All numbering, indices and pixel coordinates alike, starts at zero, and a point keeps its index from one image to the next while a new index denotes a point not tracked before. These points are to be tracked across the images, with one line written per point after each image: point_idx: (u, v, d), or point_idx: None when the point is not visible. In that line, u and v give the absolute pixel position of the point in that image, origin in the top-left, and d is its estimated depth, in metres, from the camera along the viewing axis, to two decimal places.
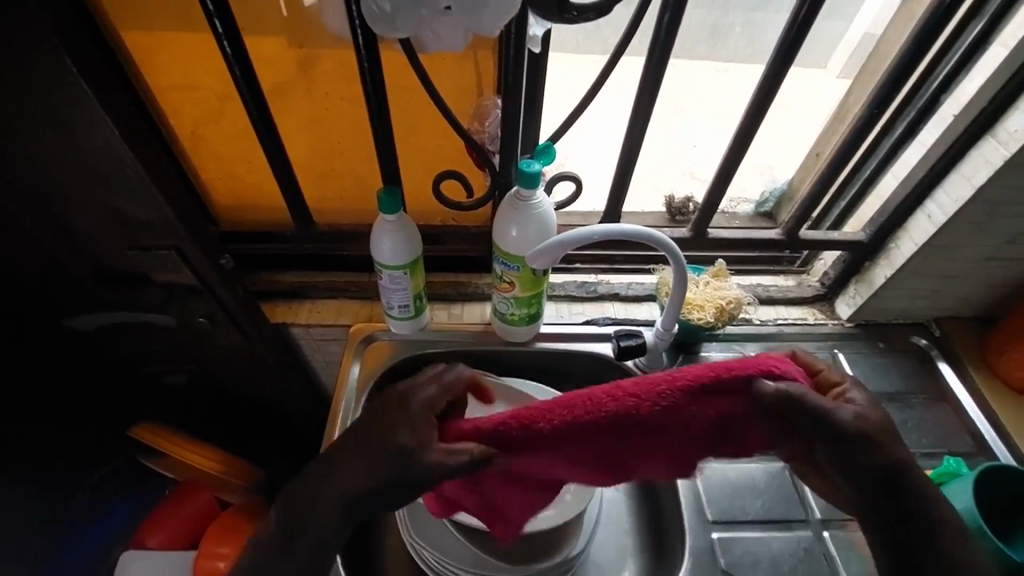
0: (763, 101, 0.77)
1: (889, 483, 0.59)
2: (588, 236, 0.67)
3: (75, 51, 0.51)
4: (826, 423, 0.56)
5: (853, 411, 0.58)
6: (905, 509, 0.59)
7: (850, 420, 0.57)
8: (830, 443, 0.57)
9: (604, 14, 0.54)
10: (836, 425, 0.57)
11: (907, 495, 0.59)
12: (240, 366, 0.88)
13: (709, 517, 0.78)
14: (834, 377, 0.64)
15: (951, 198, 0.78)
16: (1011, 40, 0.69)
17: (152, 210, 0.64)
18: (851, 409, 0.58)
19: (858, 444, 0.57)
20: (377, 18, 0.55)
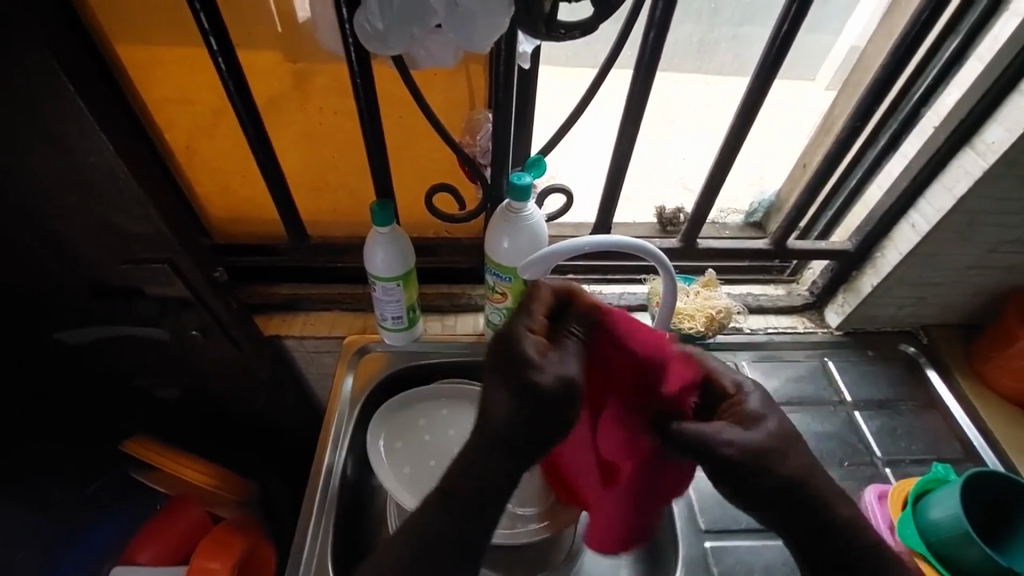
0: (748, 114, 0.79)
1: (789, 497, 0.52)
2: (579, 247, 0.68)
3: (70, 69, 0.52)
4: (697, 450, 0.52)
5: (735, 433, 0.52)
6: (816, 521, 0.53)
7: (739, 447, 0.51)
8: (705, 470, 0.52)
9: (590, 34, 0.56)
10: (711, 455, 0.51)
11: (813, 507, 0.53)
12: (233, 379, 0.88)
13: (702, 526, 0.79)
14: (732, 385, 0.58)
15: (934, 208, 0.80)
16: (986, 55, 0.72)
17: (145, 224, 0.64)
18: (741, 435, 0.52)
19: (741, 473, 0.51)
20: (370, 36, 0.57)
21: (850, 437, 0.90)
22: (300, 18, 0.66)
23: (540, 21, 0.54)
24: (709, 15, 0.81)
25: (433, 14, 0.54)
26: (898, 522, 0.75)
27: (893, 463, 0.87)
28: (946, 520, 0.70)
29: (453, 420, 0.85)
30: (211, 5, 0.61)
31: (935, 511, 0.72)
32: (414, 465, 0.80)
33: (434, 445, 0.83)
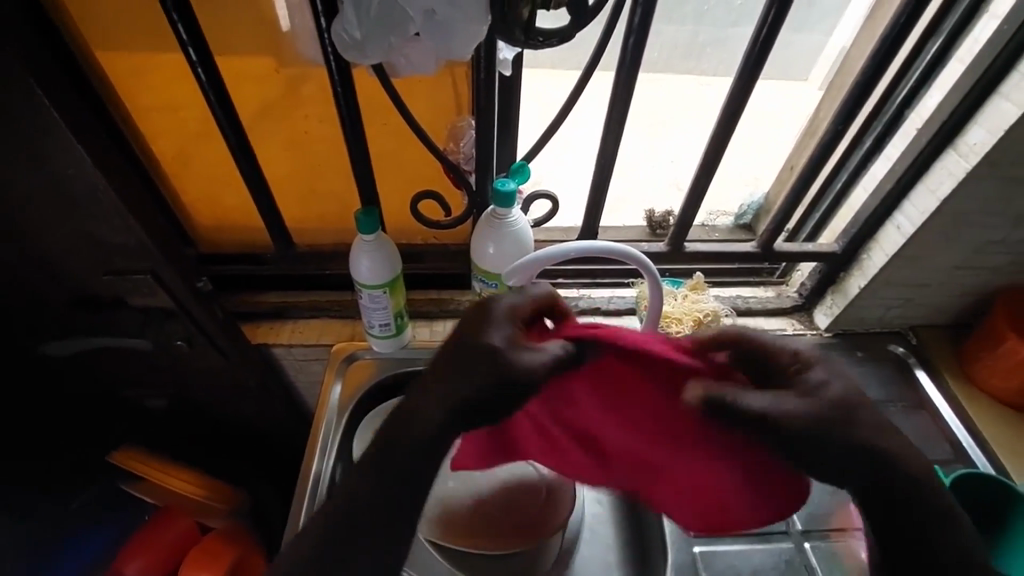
0: (731, 116, 0.79)
1: (861, 454, 0.53)
2: (564, 253, 0.67)
3: (45, 80, 0.52)
4: (758, 422, 0.51)
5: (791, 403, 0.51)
6: (880, 472, 0.54)
7: (797, 414, 0.51)
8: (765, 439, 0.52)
9: (568, 41, 0.56)
10: (773, 426, 0.50)
11: (881, 457, 0.54)
12: (221, 388, 0.88)
13: (691, 531, 0.78)
14: (790, 356, 0.55)
15: (918, 210, 0.80)
16: (966, 57, 0.72)
17: (126, 235, 0.64)
18: (800, 402, 0.51)
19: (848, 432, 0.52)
20: (348, 46, 0.57)
21: None
22: (281, 27, 0.66)
23: (518, 27, 0.53)
24: (694, 18, 0.82)
25: (411, 22, 0.54)
26: None
27: None
28: None
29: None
30: (190, 15, 0.61)
31: None
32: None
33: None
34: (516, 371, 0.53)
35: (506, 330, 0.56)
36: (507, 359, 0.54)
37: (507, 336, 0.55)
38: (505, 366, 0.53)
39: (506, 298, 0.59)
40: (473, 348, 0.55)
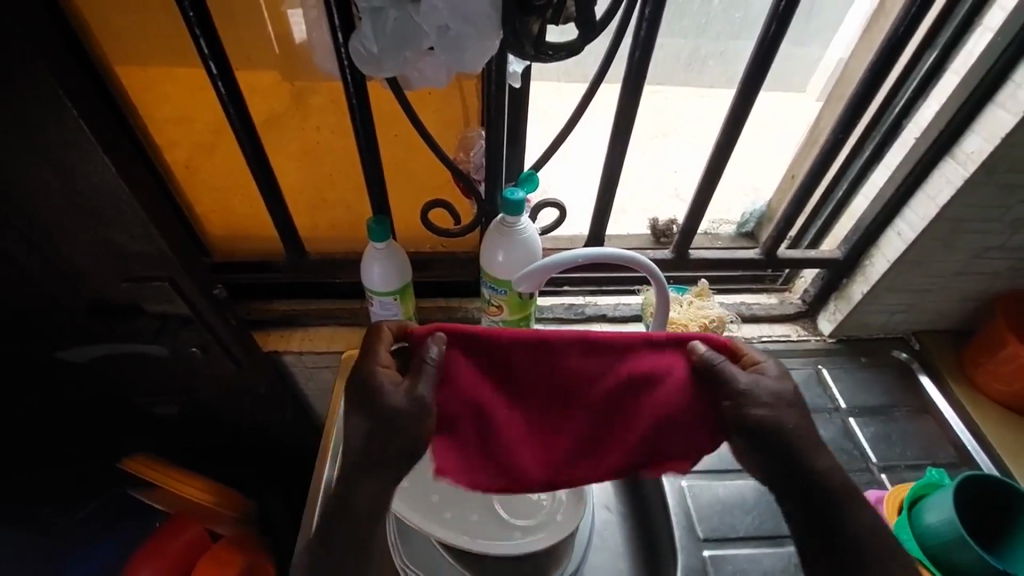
0: (735, 123, 0.80)
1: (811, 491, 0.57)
2: (573, 260, 0.69)
3: (74, 93, 0.54)
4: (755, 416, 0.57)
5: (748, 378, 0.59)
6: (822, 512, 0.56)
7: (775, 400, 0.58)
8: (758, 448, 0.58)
9: (577, 55, 0.57)
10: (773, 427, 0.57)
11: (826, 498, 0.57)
12: (232, 395, 0.89)
13: (700, 535, 0.80)
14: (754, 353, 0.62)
15: (919, 216, 0.82)
16: (962, 69, 0.74)
17: (147, 243, 0.66)
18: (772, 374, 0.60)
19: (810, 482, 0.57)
20: (365, 60, 0.59)
21: (845, 443, 0.90)
22: (297, 39, 0.68)
23: (529, 41, 0.55)
24: (697, 32, 0.84)
25: (425, 37, 0.56)
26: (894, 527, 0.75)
27: (890, 468, 0.88)
28: (942, 525, 0.70)
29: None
30: (212, 30, 0.63)
31: (932, 515, 0.71)
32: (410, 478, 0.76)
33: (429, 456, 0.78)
34: (394, 412, 0.56)
35: (380, 381, 0.57)
36: (389, 402, 0.56)
37: (389, 382, 0.57)
38: (389, 409, 0.56)
39: (368, 357, 0.60)
40: (355, 382, 0.59)
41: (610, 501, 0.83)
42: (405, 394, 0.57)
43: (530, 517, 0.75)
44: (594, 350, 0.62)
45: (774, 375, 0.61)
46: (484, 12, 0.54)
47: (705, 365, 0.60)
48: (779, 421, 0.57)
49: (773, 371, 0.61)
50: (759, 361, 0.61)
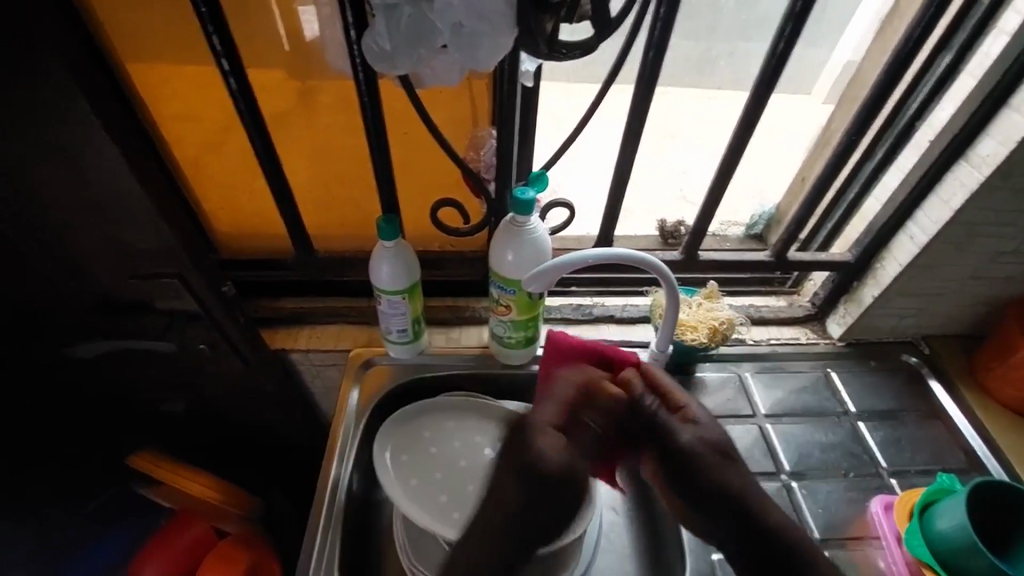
0: (748, 126, 0.79)
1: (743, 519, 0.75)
2: (583, 260, 0.69)
3: (88, 89, 0.53)
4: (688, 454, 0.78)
5: (689, 432, 0.79)
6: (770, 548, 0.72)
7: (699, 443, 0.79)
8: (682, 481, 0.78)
9: (591, 54, 0.57)
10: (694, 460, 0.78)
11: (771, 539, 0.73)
12: (240, 393, 0.89)
13: (709, 537, 0.77)
14: (682, 399, 0.81)
15: (932, 219, 0.81)
16: (977, 71, 0.73)
17: (157, 240, 0.66)
18: (693, 431, 0.79)
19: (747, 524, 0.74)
20: (377, 57, 0.59)
21: (854, 448, 0.89)
22: (308, 37, 0.68)
23: (543, 40, 0.55)
24: (709, 34, 0.83)
25: (439, 35, 0.56)
26: (906, 533, 0.76)
27: (900, 473, 0.87)
28: (953, 530, 0.70)
29: (461, 434, 0.86)
30: (224, 26, 0.63)
31: (944, 521, 0.71)
32: (420, 477, 0.81)
33: (440, 458, 0.84)
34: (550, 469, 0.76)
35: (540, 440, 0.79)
36: (547, 462, 0.77)
37: (548, 442, 0.78)
38: (546, 472, 0.76)
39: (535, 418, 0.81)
40: (518, 434, 0.82)
41: (617, 504, 0.87)
42: (560, 455, 0.77)
43: None
44: (586, 390, 0.82)
45: (701, 421, 0.80)
46: (499, 9, 0.54)
47: (636, 398, 0.80)
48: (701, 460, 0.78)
49: (696, 412, 0.81)
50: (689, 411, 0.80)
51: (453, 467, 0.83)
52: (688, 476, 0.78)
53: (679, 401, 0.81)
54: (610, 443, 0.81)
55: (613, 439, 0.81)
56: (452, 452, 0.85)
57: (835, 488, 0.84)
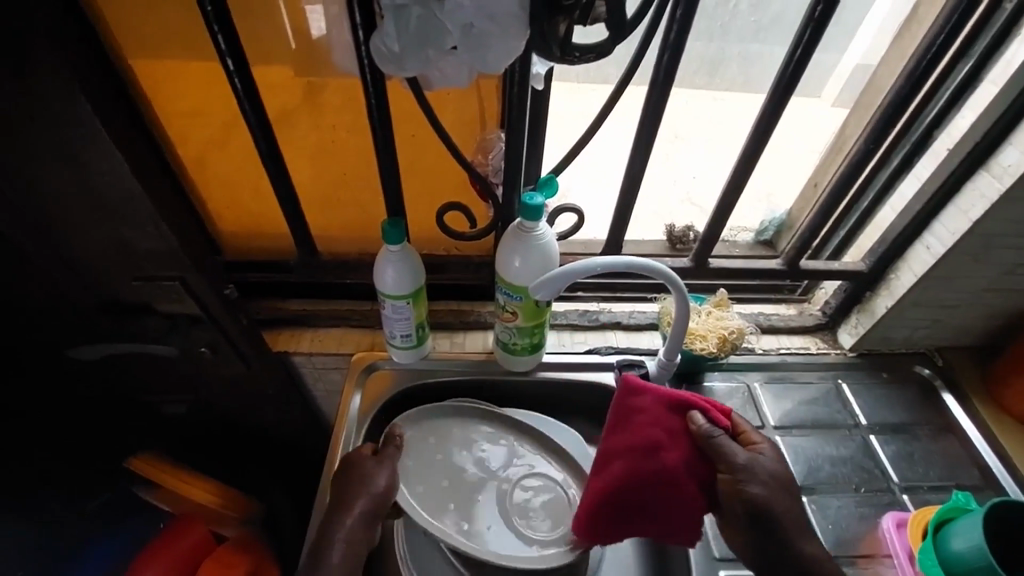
0: (763, 131, 0.77)
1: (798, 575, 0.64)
2: (592, 267, 0.68)
3: (88, 89, 0.52)
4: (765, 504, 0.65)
5: (766, 462, 0.68)
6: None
7: (780, 471, 0.68)
8: (750, 520, 0.66)
9: (606, 57, 0.55)
10: (773, 509, 0.65)
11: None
12: (241, 395, 0.88)
13: (716, 554, 0.76)
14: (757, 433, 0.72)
15: (949, 230, 0.79)
16: (1000, 79, 0.71)
17: (158, 242, 0.64)
18: (774, 462, 0.69)
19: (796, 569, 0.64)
20: (386, 59, 0.57)
21: (866, 462, 0.87)
22: (315, 36, 0.67)
23: (556, 42, 0.54)
24: (725, 35, 0.81)
25: (448, 35, 0.54)
26: (919, 553, 0.73)
27: (912, 489, 0.85)
28: (969, 552, 0.67)
29: (463, 438, 0.86)
30: (230, 25, 0.61)
31: (958, 541, 0.69)
32: (427, 483, 0.80)
33: (445, 465, 0.83)
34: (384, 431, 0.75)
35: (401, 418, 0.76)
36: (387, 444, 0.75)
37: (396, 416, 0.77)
38: (603, 505, 0.72)
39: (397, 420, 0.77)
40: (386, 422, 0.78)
41: None
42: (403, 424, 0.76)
43: (550, 529, 0.79)
44: (663, 423, 0.71)
45: (770, 456, 0.69)
46: (511, 11, 0.52)
47: (702, 437, 0.69)
48: (773, 505, 0.65)
49: (770, 453, 0.69)
50: (756, 441, 0.71)
51: (458, 473, 0.83)
52: (765, 529, 0.65)
53: (740, 428, 0.72)
54: (677, 499, 0.69)
55: (694, 496, 0.68)
56: (457, 457, 0.84)
57: (844, 504, 0.83)
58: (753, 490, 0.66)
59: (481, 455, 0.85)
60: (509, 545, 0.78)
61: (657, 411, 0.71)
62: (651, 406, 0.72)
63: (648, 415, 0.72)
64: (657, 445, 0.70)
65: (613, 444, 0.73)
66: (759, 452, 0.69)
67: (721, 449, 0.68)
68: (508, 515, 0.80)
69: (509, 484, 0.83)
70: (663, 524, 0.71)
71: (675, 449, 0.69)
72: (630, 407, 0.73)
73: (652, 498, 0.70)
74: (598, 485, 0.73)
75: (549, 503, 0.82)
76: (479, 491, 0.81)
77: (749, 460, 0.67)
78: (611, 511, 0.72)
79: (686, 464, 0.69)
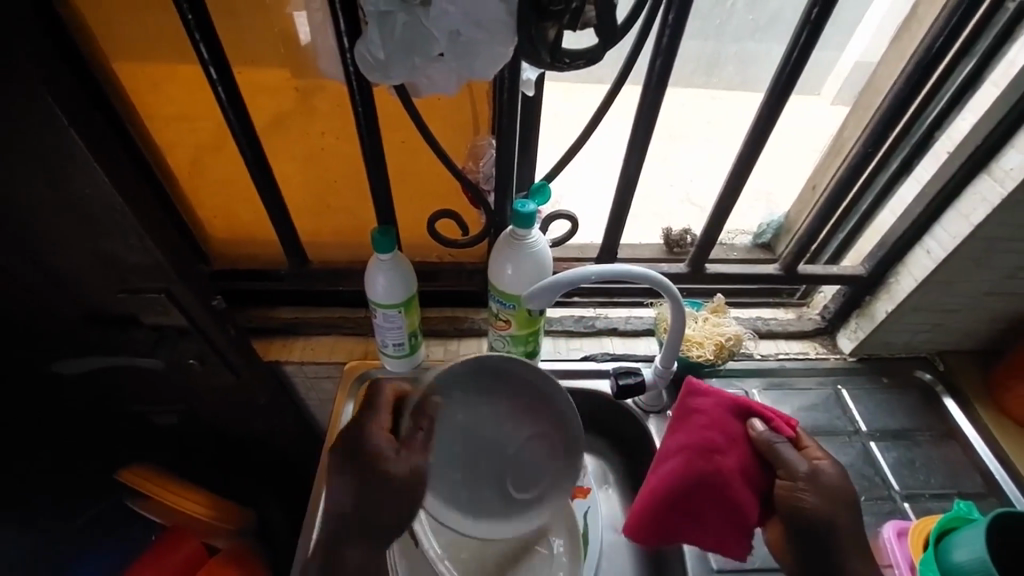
0: (760, 135, 0.76)
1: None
2: (586, 276, 0.66)
3: (66, 102, 0.51)
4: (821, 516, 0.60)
5: (826, 472, 0.62)
6: None
7: (843, 483, 0.61)
8: (800, 530, 0.60)
9: (596, 63, 0.54)
10: (832, 523, 0.60)
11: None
12: (232, 406, 0.87)
13: (714, 566, 0.74)
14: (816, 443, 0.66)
15: (949, 234, 0.78)
16: (1001, 80, 0.69)
17: (142, 255, 0.63)
18: (834, 472, 0.62)
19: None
20: (371, 67, 0.56)
21: (865, 469, 0.86)
22: (301, 41, 0.65)
23: (545, 48, 0.52)
24: (722, 34, 0.79)
25: (435, 43, 0.53)
26: (920, 563, 0.72)
27: (912, 497, 0.84)
28: (971, 564, 0.66)
29: (480, 400, 0.72)
30: (212, 33, 0.60)
31: (961, 553, 0.67)
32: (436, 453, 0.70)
33: (457, 429, 0.71)
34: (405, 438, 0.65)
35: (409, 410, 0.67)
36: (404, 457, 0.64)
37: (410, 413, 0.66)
38: (647, 507, 0.66)
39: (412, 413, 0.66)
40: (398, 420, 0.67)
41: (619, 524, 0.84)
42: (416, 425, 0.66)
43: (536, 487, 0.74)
44: (725, 426, 0.65)
45: (831, 469, 0.63)
46: (498, 18, 0.51)
47: (763, 443, 0.63)
48: (833, 519, 0.59)
49: (832, 467, 0.63)
50: (820, 455, 0.64)
51: (472, 439, 0.71)
52: (818, 543, 0.60)
53: (803, 440, 0.66)
54: (730, 509, 0.63)
55: (751, 508, 0.62)
56: (473, 419, 0.71)
57: None
58: (813, 503, 0.60)
59: (498, 422, 0.72)
60: (496, 513, 0.73)
61: (718, 414, 0.65)
62: (710, 408, 0.66)
63: (707, 416, 0.65)
64: (718, 450, 0.64)
65: (665, 445, 0.67)
66: (818, 462, 0.63)
67: (782, 457, 0.62)
68: (503, 480, 0.72)
69: (513, 445, 0.72)
70: (709, 531, 0.64)
71: (735, 456, 0.63)
72: (687, 409, 0.67)
73: (704, 505, 0.64)
74: (646, 488, 0.67)
75: (559, 467, 0.74)
76: (486, 459, 0.72)
77: (812, 470, 0.61)
78: (658, 517, 0.66)
79: (745, 472, 0.63)
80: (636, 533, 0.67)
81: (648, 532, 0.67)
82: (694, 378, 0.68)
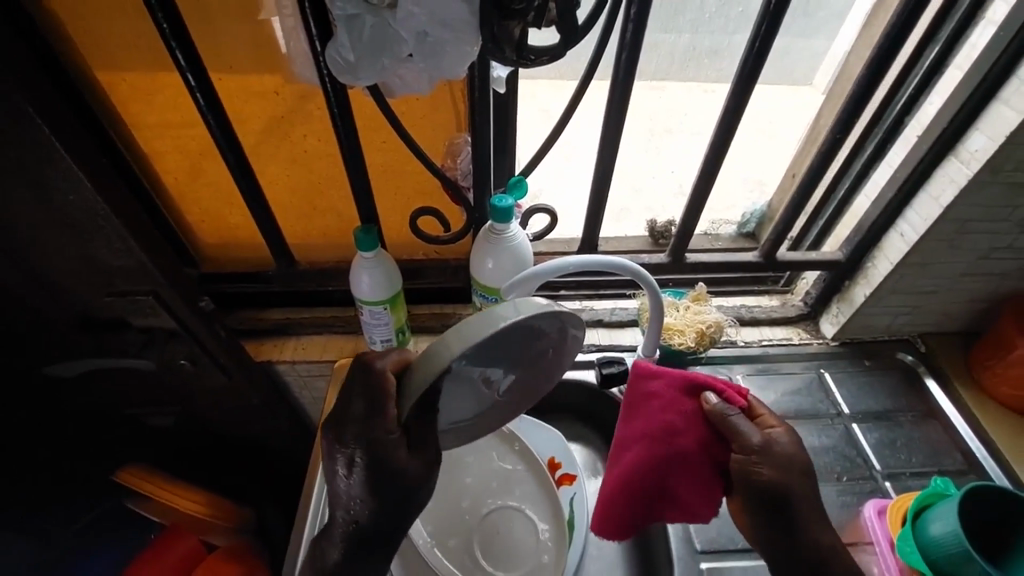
0: (730, 123, 0.77)
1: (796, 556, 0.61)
2: (564, 267, 0.67)
3: (46, 111, 0.53)
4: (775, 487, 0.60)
5: (779, 442, 0.62)
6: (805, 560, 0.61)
7: (795, 453, 0.62)
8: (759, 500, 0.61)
9: (560, 60, 0.56)
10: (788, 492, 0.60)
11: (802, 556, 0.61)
12: (225, 405, 0.89)
13: (698, 547, 0.77)
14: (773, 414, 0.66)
15: (921, 217, 0.79)
16: (965, 64, 0.71)
17: (129, 258, 0.65)
18: (789, 443, 0.62)
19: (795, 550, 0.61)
20: (342, 69, 0.57)
21: (847, 450, 0.88)
22: (278, 47, 0.67)
23: (510, 45, 0.54)
24: (692, 26, 0.80)
25: (404, 43, 0.54)
26: (898, 539, 0.74)
27: (893, 476, 0.85)
28: (945, 537, 0.67)
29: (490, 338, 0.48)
30: (187, 41, 0.62)
31: (936, 527, 0.69)
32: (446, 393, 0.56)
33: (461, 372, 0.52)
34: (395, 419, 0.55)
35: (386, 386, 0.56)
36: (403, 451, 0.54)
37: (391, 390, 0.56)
38: (611, 494, 0.68)
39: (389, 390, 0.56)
40: (377, 396, 0.55)
41: None
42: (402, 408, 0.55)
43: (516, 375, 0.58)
44: (678, 407, 0.65)
45: (786, 441, 0.62)
46: (461, 17, 0.53)
47: (716, 418, 0.64)
48: (787, 487, 0.59)
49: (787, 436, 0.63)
50: (774, 424, 0.64)
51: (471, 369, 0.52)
52: (778, 514, 0.60)
53: (758, 410, 0.66)
54: (689, 486, 0.64)
55: (709, 483, 0.63)
56: (485, 355, 0.50)
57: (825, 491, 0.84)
58: (766, 472, 0.60)
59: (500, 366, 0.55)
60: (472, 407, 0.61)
61: (671, 395, 0.66)
62: (663, 391, 0.67)
63: (661, 397, 0.67)
64: (672, 430, 0.64)
65: (625, 433, 0.69)
66: (772, 433, 0.63)
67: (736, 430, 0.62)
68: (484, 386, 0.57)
69: (501, 344, 0.51)
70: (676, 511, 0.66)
71: (690, 434, 0.64)
72: (644, 395, 0.68)
73: (665, 485, 0.65)
74: (610, 477, 0.69)
75: (537, 372, 0.61)
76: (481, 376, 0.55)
77: (765, 441, 0.61)
78: (625, 506, 0.68)
79: (700, 450, 0.63)
80: (606, 524, 0.69)
81: (617, 521, 0.68)
82: (646, 362, 0.70)
